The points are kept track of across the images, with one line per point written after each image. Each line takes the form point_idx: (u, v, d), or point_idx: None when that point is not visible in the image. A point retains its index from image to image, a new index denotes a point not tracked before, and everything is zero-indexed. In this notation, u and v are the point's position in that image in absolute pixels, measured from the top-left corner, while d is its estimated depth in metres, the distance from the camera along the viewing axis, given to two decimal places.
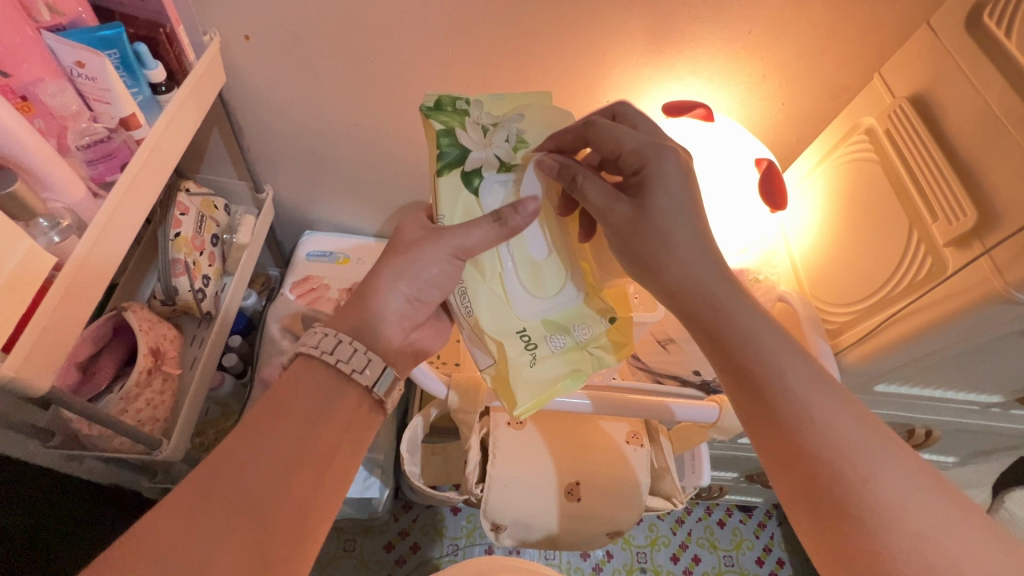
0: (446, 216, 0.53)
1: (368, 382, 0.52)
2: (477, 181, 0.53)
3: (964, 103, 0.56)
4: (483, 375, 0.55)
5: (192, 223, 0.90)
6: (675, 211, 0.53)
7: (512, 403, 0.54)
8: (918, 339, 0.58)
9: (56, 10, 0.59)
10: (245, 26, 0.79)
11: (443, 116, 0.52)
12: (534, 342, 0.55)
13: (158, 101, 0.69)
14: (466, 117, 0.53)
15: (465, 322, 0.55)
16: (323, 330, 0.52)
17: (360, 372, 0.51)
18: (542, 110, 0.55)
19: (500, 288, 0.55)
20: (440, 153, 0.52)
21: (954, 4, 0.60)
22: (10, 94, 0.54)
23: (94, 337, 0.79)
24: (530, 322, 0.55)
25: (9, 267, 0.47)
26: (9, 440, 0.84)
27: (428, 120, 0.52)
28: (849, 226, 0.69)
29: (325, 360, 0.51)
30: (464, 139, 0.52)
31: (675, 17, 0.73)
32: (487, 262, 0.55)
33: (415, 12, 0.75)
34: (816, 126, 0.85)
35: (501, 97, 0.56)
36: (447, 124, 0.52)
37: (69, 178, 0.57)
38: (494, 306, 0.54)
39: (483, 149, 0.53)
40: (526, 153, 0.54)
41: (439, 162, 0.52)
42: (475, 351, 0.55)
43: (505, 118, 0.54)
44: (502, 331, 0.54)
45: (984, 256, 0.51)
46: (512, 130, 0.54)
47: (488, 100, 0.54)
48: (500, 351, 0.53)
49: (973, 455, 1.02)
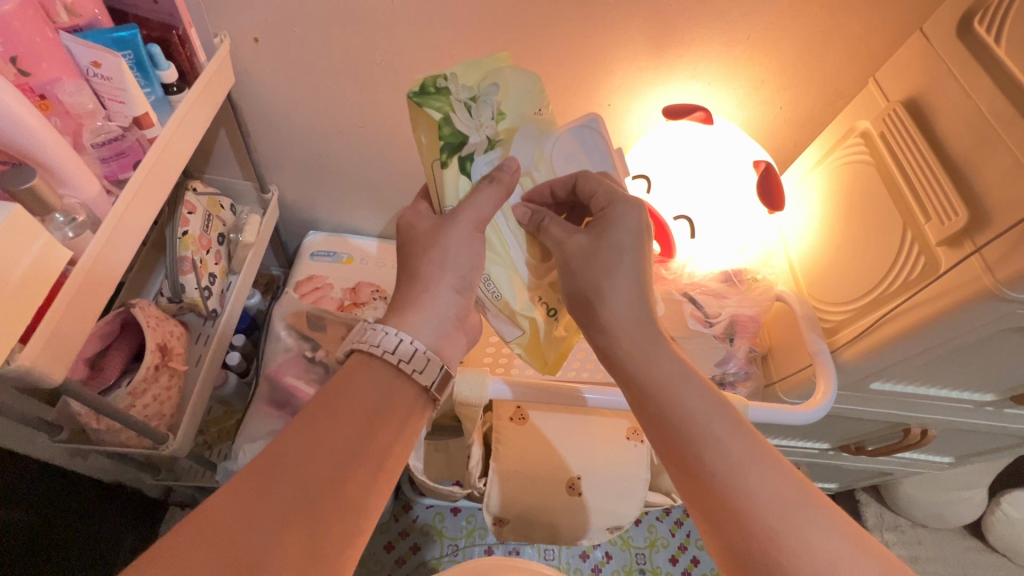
0: (449, 203, 0.57)
1: (426, 383, 0.54)
2: (469, 164, 0.56)
3: (956, 106, 0.58)
4: (516, 346, 0.62)
5: (199, 222, 0.91)
6: (625, 247, 0.55)
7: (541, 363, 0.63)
8: (913, 336, 0.59)
9: (73, 12, 0.60)
10: (255, 29, 0.80)
11: (436, 101, 0.52)
12: (552, 308, 0.63)
13: (170, 101, 0.70)
14: (451, 98, 0.53)
15: (492, 303, 0.61)
16: (381, 329, 0.54)
17: (420, 372, 0.53)
18: (514, 78, 0.57)
19: (512, 268, 0.61)
20: (443, 143, 0.54)
21: (946, 11, 0.62)
22: (29, 93, 0.56)
23: (102, 333, 0.80)
24: (543, 287, 0.62)
25: (27, 260, 0.48)
26: (19, 436, 0.84)
27: (422, 109, 0.51)
28: (845, 227, 0.70)
29: (387, 360, 0.53)
30: (459, 123, 0.54)
31: (675, 22, 0.75)
32: (494, 241, 0.60)
33: (422, 17, 0.77)
34: (813, 130, 0.87)
35: (468, 64, 0.56)
36: (443, 110, 0.52)
37: (85, 175, 0.58)
38: (515, 283, 0.60)
39: (476, 131, 0.55)
40: (507, 126, 0.58)
41: (441, 151, 0.54)
42: (503, 328, 0.62)
43: (482, 92, 0.55)
44: (528, 306, 0.61)
45: (974, 255, 0.53)
46: (491, 104, 0.56)
47: (461, 71, 0.55)
48: (531, 323, 0.61)
49: (969, 455, 1.03)
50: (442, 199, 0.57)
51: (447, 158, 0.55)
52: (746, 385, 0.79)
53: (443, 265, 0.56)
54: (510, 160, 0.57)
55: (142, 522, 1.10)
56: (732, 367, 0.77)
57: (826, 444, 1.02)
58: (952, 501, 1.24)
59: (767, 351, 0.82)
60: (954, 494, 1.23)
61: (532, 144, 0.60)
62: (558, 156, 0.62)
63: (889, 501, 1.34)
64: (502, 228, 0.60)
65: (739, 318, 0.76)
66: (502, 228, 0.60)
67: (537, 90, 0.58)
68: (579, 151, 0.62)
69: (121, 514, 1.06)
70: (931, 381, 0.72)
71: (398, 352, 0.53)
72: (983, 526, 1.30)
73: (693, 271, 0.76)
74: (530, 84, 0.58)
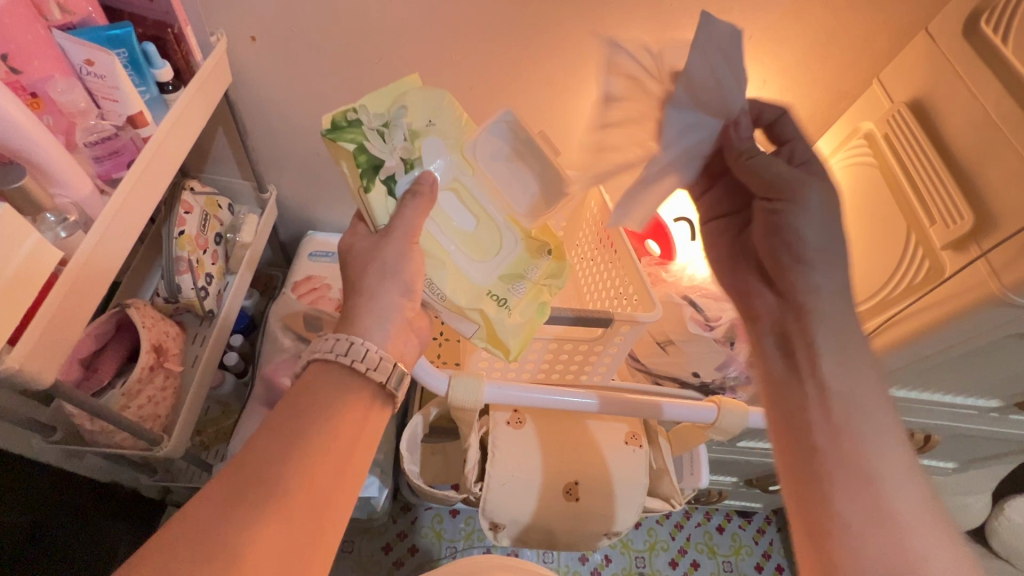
0: (380, 222, 0.57)
1: (382, 380, 0.52)
2: (393, 185, 0.57)
3: (961, 107, 0.57)
4: (475, 342, 0.60)
5: (196, 221, 0.91)
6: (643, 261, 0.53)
7: (507, 353, 0.59)
8: (918, 341, 0.58)
9: (66, 9, 0.60)
10: (251, 27, 0.80)
11: (348, 133, 0.53)
12: (501, 297, 0.60)
13: (164, 100, 0.70)
14: (361, 126, 0.55)
15: (438, 304, 0.59)
16: (334, 335, 0.53)
17: (373, 370, 0.52)
18: (419, 96, 0.58)
19: (450, 266, 0.59)
20: (361, 170, 0.54)
21: (951, 10, 0.61)
22: (20, 91, 0.55)
23: (96, 333, 0.79)
24: (490, 283, 0.61)
25: (17, 260, 0.47)
26: (13, 436, 0.84)
27: (333, 142, 0.53)
28: (848, 229, 0.69)
29: (340, 362, 0.51)
30: (372, 148, 0.55)
31: (675, 21, 0.74)
32: (430, 247, 0.59)
33: (419, 15, 0.76)
34: (816, 131, 0.86)
35: (378, 90, 0.57)
36: (356, 140, 0.54)
37: (77, 174, 0.58)
38: (454, 280, 0.59)
39: (390, 154, 0.56)
40: (423, 144, 0.58)
41: (360, 177, 0.55)
42: (459, 326, 0.60)
43: (392, 115, 0.56)
44: (473, 300, 0.59)
45: (980, 259, 0.52)
46: (403, 126, 0.57)
47: (370, 98, 0.56)
48: (481, 316, 0.59)
49: (973, 460, 1.02)
50: (373, 218, 0.56)
51: (369, 182, 0.55)
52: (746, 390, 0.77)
53: None
54: (426, 173, 0.57)
55: (142, 521, 1.11)
56: (732, 371, 0.75)
57: None
58: (956, 506, 1.22)
59: None
60: (958, 499, 1.21)
61: (448, 158, 0.60)
62: (481, 156, 0.61)
63: None
64: (433, 232, 0.60)
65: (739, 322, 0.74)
66: (436, 235, 0.60)
67: (446, 105, 0.59)
68: (523, 162, 0.61)
69: (118, 514, 1.06)
70: (936, 386, 0.71)
71: (345, 354, 0.51)
72: (987, 531, 1.29)
73: (693, 273, 0.76)
74: (437, 102, 0.59)
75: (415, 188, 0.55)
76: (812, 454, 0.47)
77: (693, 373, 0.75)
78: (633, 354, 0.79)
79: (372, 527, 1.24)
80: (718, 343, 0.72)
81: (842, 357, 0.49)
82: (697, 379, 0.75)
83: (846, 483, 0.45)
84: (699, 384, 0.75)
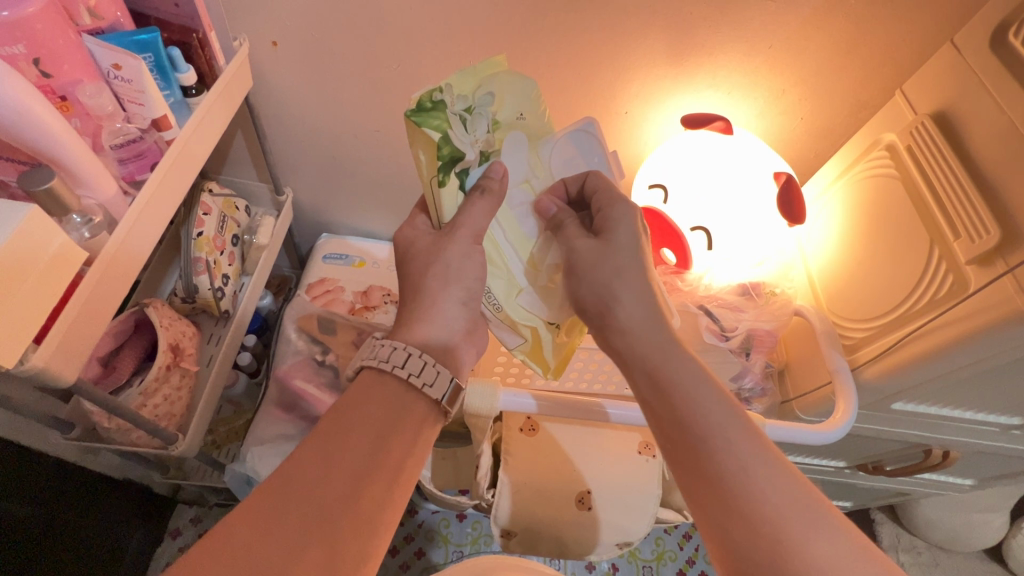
0: (446, 218, 0.57)
1: (436, 397, 0.53)
2: (465, 178, 0.55)
3: (988, 122, 0.56)
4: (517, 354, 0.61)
5: (214, 223, 0.92)
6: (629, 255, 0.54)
7: (549, 370, 0.62)
8: (939, 357, 0.57)
9: (96, 14, 0.61)
10: (275, 33, 0.81)
11: (434, 119, 0.50)
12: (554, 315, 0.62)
13: (188, 104, 0.70)
14: (448, 112, 0.51)
15: (494, 316, 0.60)
16: (393, 345, 0.53)
17: (430, 385, 0.53)
18: (510, 83, 0.55)
19: (512, 278, 0.60)
20: (442, 161, 0.52)
21: (977, 23, 0.60)
22: (50, 94, 0.56)
23: (115, 332, 0.80)
24: (552, 296, 0.60)
25: (44, 261, 0.48)
26: (31, 431, 0.85)
27: (420, 129, 0.50)
28: (867, 241, 0.68)
29: (397, 374, 0.52)
30: (456, 138, 0.52)
31: (694, 30, 0.74)
32: (492, 253, 0.59)
33: (438, 23, 0.77)
34: (834, 142, 0.85)
35: (462, 71, 0.53)
36: (441, 128, 0.51)
37: (102, 176, 0.59)
38: (512, 293, 0.60)
39: (471, 146, 0.54)
40: (502, 135, 0.56)
41: (439, 169, 0.53)
42: (504, 335, 0.61)
43: (478, 102, 0.54)
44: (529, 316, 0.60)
45: (1006, 275, 0.51)
46: (486, 115, 0.55)
47: (455, 81, 0.53)
48: (532, 332, 0.61)
49: (991, 478, 1.00)
50: (440, 213, 0.57)
51: (445, 175, 0.54)
52: (761, 402, 0.77)
53: (450, 272, 0.56)
54: (498, 166, 0.55)
55: (148, 519, 1.12)
56: (747, 383, 0.75)
57: (843, 462, 0.99)
58: (972, 524, 1.20)
59: (783, 368, 0.80)
60: (974, 516, 1.19)
61: (525, 152, 0.58)
62: (557, 160, 0.60)
63: (905, 521, 1.30)
64: (499, 240, 0.59)
65: (756, 332, 0.74)
66: (500, 242, 0.59)
67: (534, 95, 0.56)
68: (579, 159, 0.60)
69: (129, 511, 1.07)
70: (954, 401, 0.70)
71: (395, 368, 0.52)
72: (1004, 549, 1.26)
73: (710, 283, 0.75)
74: (527, 91, 0.56)
75: (485, 185, 0.54)
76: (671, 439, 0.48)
77: None
78: None
79: None
80: (734, 353, 0.74)
81: (673, 364, 0.50)
82: None
83: (700, 462, 0.46)
84: None
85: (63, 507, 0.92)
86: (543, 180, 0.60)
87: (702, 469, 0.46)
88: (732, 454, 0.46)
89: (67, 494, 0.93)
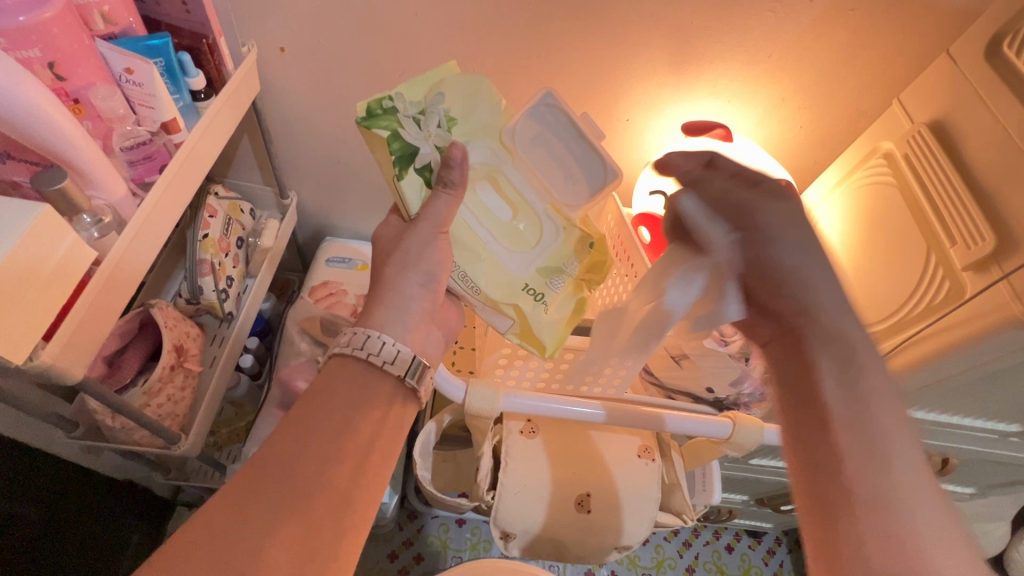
0: (413, 211, 0.56)
1: (399, 373, 0.53)
2: (429, 175, 0.56)
3: (983, 130, 0.57)
4: (509, 337, 0.61)
5: (219, 225, 0.93)
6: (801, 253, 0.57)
7: (542, 349, 0.61)
8: (936, 362, 0.58)
9: (109, 20, 0.62)
10: (282, 38, 0.82)
11: (383, 120, 0.53)
12: (539, 292, 0.61)
13: (197, 108, 0.72)
14: (398, 113, 0.54)
15: (473, 298, 0.60)
16: (353, 330, 0.54)
17: (390, 364, 0.53)
18: (456, 83, 0.58)
19: (488, 258, 0.60)
20: (395, 156, 0.53)
21: (973, 34, 0.61)
22: (64, 97, 0.58)
23: (120, 332, 0.81)
24: (527, 275, 0.61)
25: (53, 261, 0.49)
26: (36, 430, 0.86)
27: (370, 130, 0.52)
28: (866, 247, 0.69)
29: (357, 356, 0.53)
30: (408, 135, 0.54)
31: (695, 38, 0.75)
32: (469, 241, 0.59)
33: (443, 30, 0.78)
34: (834, 150, 0.86)
35: (415, 80, 0.57)
36: (391, 127, 0.53)
37: (112, 177, 0.60)
38: (491, 274, 0.60)
39: (425, 141, 0.55)
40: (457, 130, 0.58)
41: (397, 165, 0.54)
42: (493, 320, 0.61)
43: (429, 102, 0.56)
44: (509, 295, 0.60)
45: (1001, 281, 0.52)
46: (440, 113, 0.57)
47: (406, 88, 0.56)
48: (516, 311, 0.60)
49: (991, 487, 1.00)
50: (406, 208, 0.56)
51: (402, 170, 0.54)
52: (760, 406, 0.77)
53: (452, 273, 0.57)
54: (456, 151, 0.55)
55: (150, 521, 1.12)
56: (747, 388, 0.74)
57: None
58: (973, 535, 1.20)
59: None
60: (976, 526, 1.19)
61: (488, 142, 0.60)
62: (523, 143, 0.60)
63: None
64: (471, 224, 0.60)
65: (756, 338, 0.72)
66: (472, 224, 0.60)
67: (482, 92, 0.59)
68: (539, 132, 0.60)
69: (130, 512, 1.07)
70: (952, 408, 0.70)
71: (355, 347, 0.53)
72: (1006, 560, 1.26)
73: None
74: (478, 88, 0.59)
75: (447, 178, 0.55)
76: (828, 427, 0.48)
77: (708, 389, 0.75)
78: (648, 368, 0.81)
79: (377, 534, 1.24)
80: (734, 359, 0.72)
81: (840, 347, 0.51)
82: (711, 394, 0.76)
83: (852, 449, 0.46)
84: (713, 399, 0.76)
85: (65, 507, 0.93)
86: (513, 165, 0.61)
87: (856, 462, 0.45)
88: (925, 450, 0.47)
89: (68, 493, 0.93)
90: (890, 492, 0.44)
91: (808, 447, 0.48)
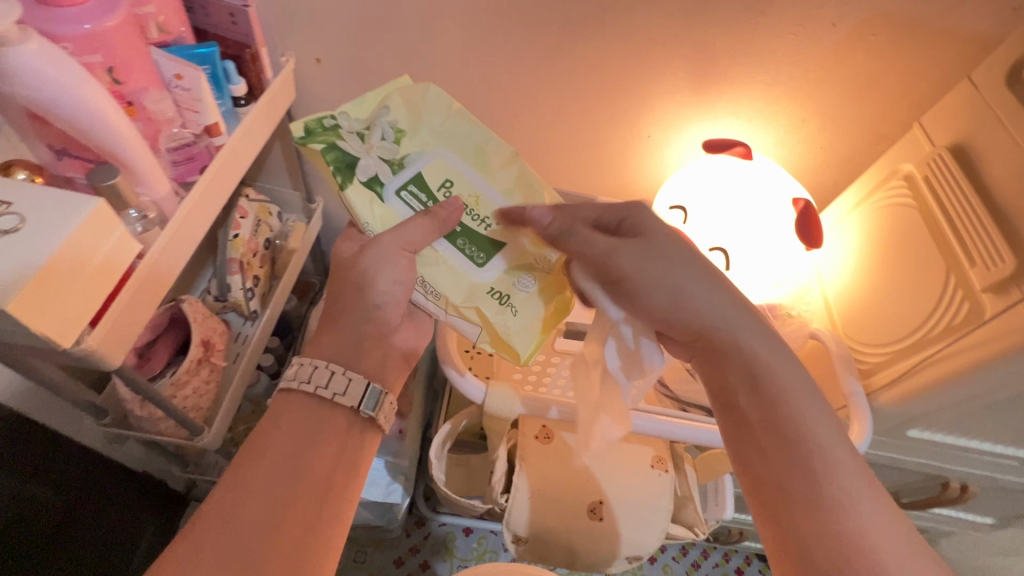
0: (372, 228, 0.58)
1: (354, 403, 0.57)
2: (379, 188, 0.58)
3: (1003, 155, 0.58)
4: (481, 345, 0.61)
5: (249, 226, 0.97)
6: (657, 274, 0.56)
7: (517, 358, 0.61)
8: (954, 383, 0.58)
9: (163, 29, 0.66)
10: (320, 50, 0.86)
11: (320, 136, 0.56)
12: (506, 296, 0.60)
13: (237, 113, 0.75)
14: (339, 130, 0.57)
15: (436, 306, 0.60)
16: (299, 363, 0.58)
17: (340, 394, 0.57)
18: (404, 96, 0.60)
19: (450, 264, 0.59)
20: (336, 171, 0.56)
21: (994, 61, 0.62)
22: (119, 99, 0.61)
23: (152, 324, 0.84)
24: (492, 278, 0.60)
25: (103, 251, 0.51)
26: (65, 417, 0.89)
27: (306, 147, 0.56)
28: (885, 268, 0.69)
29: (306, 390, 0.57)
30: (346, 147, 0.57)
31: (718, 59, 0.77)
32: (429, 248, 0.59)
33: (473, 46, 0.82)
34: (853, 171, 0.87)
35: (358, 100, 0.60)
36: (328, 141, 0.56)
37: (159, 176, 0.63)
38: (450, 279, 0.59)
39: (367, 154, 0.58)
40: (406, 141, 0.59)
41: (339, 180, 0.56)
42: (463, 327, 0.61)
43: (375, 118, 0.59)
44: (469, 298, 0.59)
45: (1021, 303, 0.52)
46: (385, 125, 0.58)
47: (352, 109, 0.59)
48: (478, 315, 0.59)
49: (1011, 517, 0.98)
50: (361, 221, 0.58)
51: (345, 180, 0.56)
52: None
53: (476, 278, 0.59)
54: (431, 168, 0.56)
55: (163, 514, 1.14)
56: None
57: None
58: (992, 568, 1.17)
59: None
60: (996, 560, 1.16)
61: (433, 155, 0.60)
62: (461, 160, 0.60)
63: None
64: (434, 233, 0.59)
65: None
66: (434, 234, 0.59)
67: (432, 101, 0.60)
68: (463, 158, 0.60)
69: (145, 504, 1.10)
70: (972, 432, 0.70)
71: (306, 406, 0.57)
72: None
73: None
74: (427, 100, 0.60)
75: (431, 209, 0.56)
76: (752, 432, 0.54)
77: None
78: (663, 380, 0.80)
79: (385, 538, 1.25)
80: None
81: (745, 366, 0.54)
82: None
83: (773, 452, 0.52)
84: None
85: (86, 495, 0.95)
86: (471, 169, 0.61)
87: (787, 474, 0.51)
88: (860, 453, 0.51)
89: (90, 481, 0.96)
90: (827, 489, 0.49)
91: (740, 458, 0.55)
